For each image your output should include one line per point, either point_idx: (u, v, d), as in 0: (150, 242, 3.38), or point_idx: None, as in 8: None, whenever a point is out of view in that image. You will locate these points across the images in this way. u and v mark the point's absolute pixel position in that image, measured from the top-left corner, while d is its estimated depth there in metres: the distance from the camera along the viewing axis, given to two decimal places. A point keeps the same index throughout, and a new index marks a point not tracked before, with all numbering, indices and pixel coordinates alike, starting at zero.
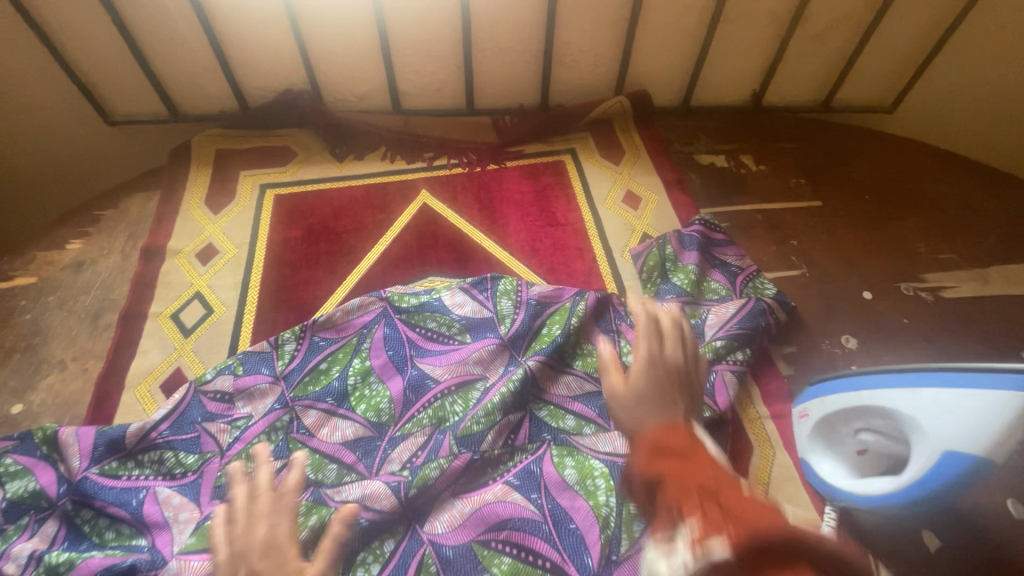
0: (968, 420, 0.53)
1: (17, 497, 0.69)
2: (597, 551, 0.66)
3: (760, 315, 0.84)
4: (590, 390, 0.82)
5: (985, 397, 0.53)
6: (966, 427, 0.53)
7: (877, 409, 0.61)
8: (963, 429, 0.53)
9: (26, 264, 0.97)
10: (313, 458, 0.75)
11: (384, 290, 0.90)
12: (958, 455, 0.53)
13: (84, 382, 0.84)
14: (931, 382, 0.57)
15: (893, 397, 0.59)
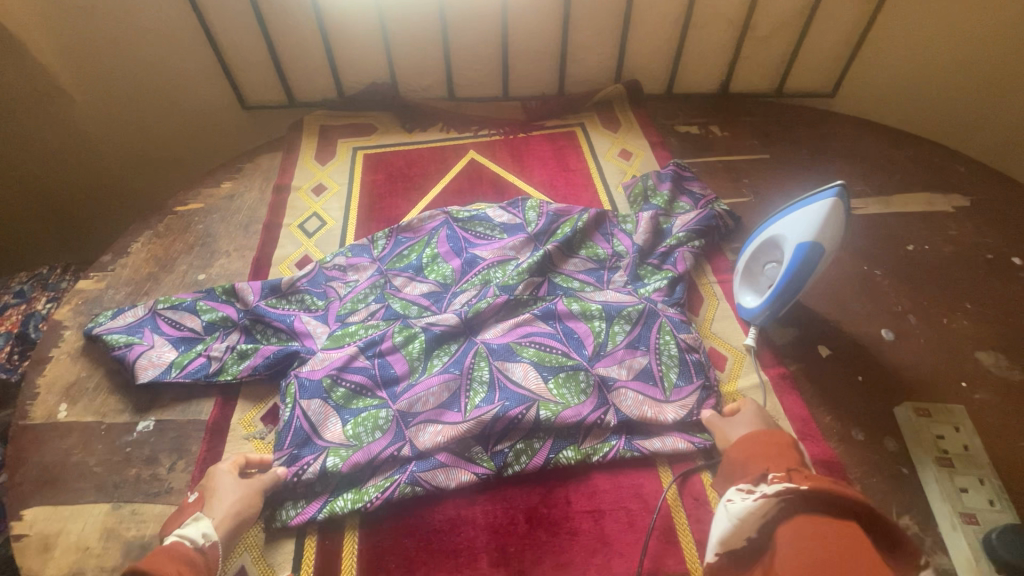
0: (800, 227, 0.89)
1: (214, 320, 1.08)
2: (591, 347, 0.98)
3: (712, 218, 1.18)
4: (590, 266, 1.15)
5: (805, 212, 0.88)
6: (800, 230, 0.88)
7: (765, 242, 0.97)
8: (799, 232, 0.89)
9: (196, 196, 1.38)
10: (402, 303, 1.11)
11: (446, 208, 1.27)
12: (800, 246, 0.88)
13: (243, 263, 1.23)
14: (784, 216, 0.93)
15: (769, 231, 0.95)
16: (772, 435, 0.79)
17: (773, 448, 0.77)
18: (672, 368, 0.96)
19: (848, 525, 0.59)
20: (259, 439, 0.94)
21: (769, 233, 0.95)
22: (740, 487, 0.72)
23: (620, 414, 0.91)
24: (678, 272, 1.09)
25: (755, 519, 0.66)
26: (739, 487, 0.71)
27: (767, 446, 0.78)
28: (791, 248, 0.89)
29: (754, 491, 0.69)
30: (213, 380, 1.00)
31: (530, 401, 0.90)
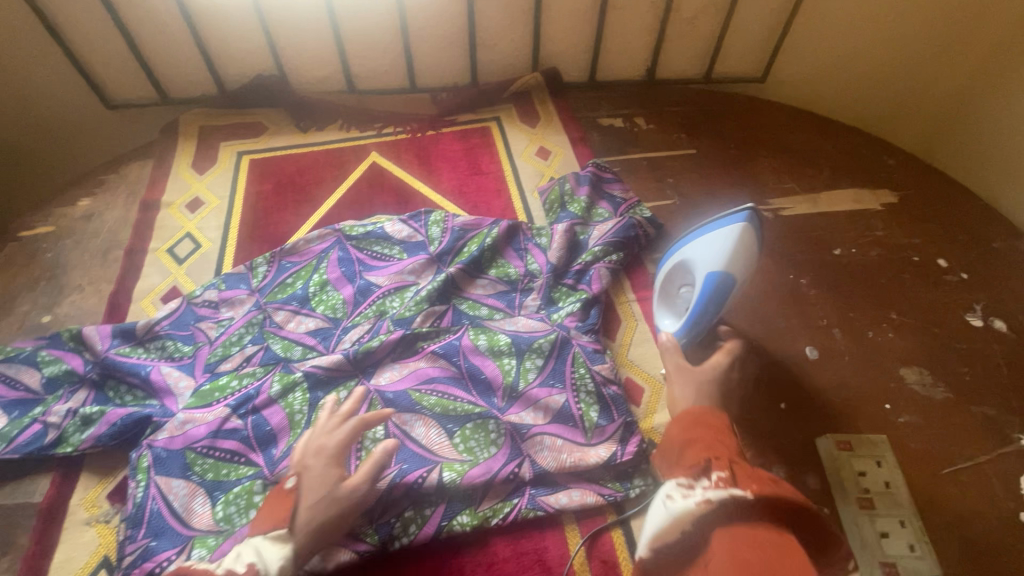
0: (708, 253, 0.86)
1: (56, 375, 0.92)
2: (500, 391, 0.89)
3: (630, 228, 1.08)
4: (499, 289, 1.04)
5: (712, 237, 0.86)
6: (708, 256, 0.86)
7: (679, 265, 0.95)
8: (708, 258, 0.86)
9: (45, 218, 1.18)
10: (283, 343, 0.97)
11: (338, 225, 1.13)
12: (709, 273, 0.86)
13: (99, 299, 1.06)
14: (694, 240, 0.90)
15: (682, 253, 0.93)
16: (696, 414, 0.78)
17: (707, 433, 0.74)
18: (592, 406, 0.86)
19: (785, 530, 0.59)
20: (104, 522, 0.80)
21: (681, 257, 0.92)
22: (677, 482, 0.69)
23: (535, 467, 0.81)
24: (592, 293, 0.99)
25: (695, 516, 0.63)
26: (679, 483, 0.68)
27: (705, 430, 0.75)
28: (700, 276, 0.86)
29: (698, 488, 0.65)
30: (49, 452, 0.84)
31: (431, 463, 0.80)
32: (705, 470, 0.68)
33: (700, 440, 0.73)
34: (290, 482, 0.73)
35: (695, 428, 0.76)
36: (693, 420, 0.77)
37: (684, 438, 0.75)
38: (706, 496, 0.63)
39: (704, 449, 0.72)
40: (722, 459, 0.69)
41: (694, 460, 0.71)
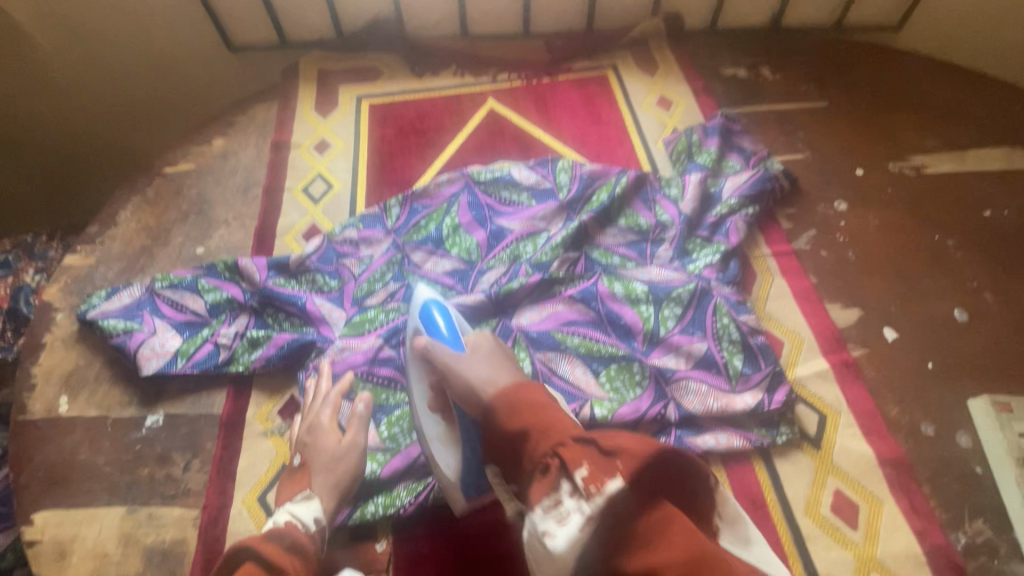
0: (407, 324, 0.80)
1: (219, 302, 0.99)
2: (640, 337, 0.91)
3: (767, 181, 1.06)
4: (630, 239, 1.04)
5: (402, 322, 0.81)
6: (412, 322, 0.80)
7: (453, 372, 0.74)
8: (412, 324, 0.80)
9: (185, 155, 1.23)
10: (424, 282, 1.01)
11: (466, 169, 1.14)
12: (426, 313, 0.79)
13: (245, 233, 1.12)
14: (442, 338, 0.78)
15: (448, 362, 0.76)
16: (528, 391, 0.68)
17: (539, 414, 0.65)
18: (736, 354, 0.87)
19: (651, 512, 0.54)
20: (279, 434, 0.88)
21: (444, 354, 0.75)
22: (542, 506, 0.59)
23: (681, 409, 0.83)
24: (731, 246, 0.99)
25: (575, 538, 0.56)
26: (547, 506, 0.58)
27: (540, 415, 0.65)
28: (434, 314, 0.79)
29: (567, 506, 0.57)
30: (223, 370, 0.92)
31: (581, 399, 0.85)
32: (569, 468, 0.59)
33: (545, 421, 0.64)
34: (297, 459, 0.78)
35: (522, 415, 0.65)
36: (508, 405, 0.67)
37: (523, 426, 0.64)
38: (591, 507, 0.56)
39: (529, 441, 0.63)
40: (581, 450, 0.60)
41: (533, 455, 0.62)
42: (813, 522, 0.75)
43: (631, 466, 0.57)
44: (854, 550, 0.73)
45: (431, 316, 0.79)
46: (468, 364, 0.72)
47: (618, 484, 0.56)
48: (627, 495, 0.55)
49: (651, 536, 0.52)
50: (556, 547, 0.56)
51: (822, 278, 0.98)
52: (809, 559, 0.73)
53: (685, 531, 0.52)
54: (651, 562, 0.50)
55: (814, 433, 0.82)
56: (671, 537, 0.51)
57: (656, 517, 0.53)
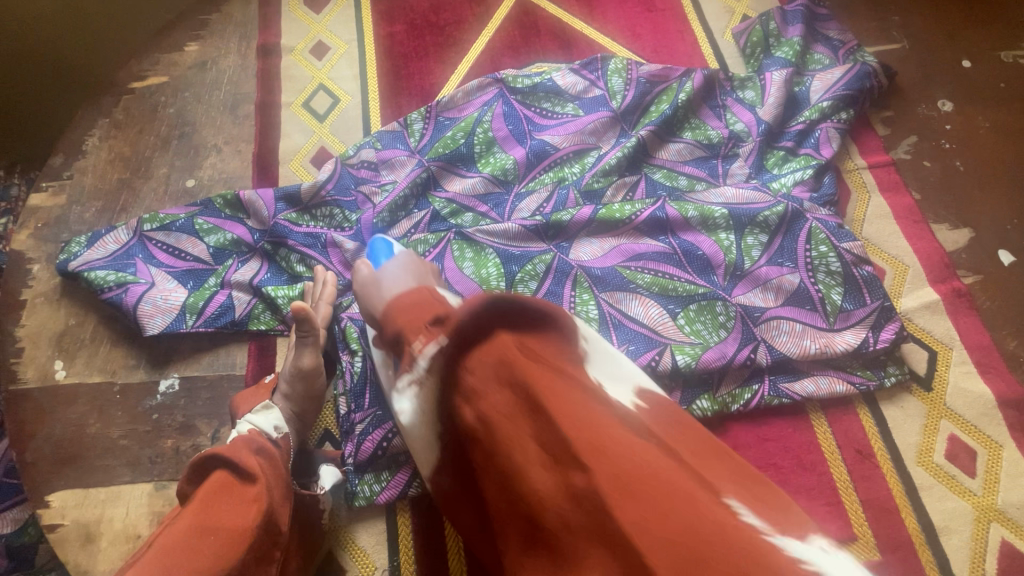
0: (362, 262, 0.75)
1: (223, 245, 0.83)
2: (722, 271, 0.77)
3: (865, 78, 0.88)
4: (699, 155, 0.88)
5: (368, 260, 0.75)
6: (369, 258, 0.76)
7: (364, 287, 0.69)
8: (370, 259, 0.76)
9: (154, 65, 1.01)
10: (451, 207, 0.86)
11: (499, 73, 0.95)
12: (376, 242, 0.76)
13: (241, 161, 0.94)
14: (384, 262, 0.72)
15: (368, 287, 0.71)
16: (418, 292, 0.56)
17: (415, 309, 0.52)
18: (835, 287, 0.75)
19: (490, 347, 0.41)
20: None
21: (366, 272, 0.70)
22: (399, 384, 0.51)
23: (774, 353, 0.72)
24: (823, 159, 0.84)
25: (422, 409, 0.49)
26: (398, 380, 0.51)
27: (422, 311, 0.52)
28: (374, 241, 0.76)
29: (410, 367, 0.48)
30: (242, 327, 0.80)
31: (660, 345, 0.73)
32: (415, 352, 0.48)
33: (406, 319, 0.52)
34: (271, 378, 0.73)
35: (398, 314, 0.53)
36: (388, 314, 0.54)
37: (399, 328, 0.51)
38: (417, 373, 0.47)
39: (403, 338, 0.51)
40: (429, 331, 0.48)
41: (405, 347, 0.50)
42: (926, 471, 0.69)
43: (454, 314, 0.43)
44: (972, 500, 0.67)
45: (377, 254, 0.74)
46: (386, 277, 0.66)
47: (436, 347, 0.45)
48: (445, 349, 0.44)
49: (478, 374, 0.41)
50: (409, 419, 0.51)
51: (926, 194, 0.84)
52: (922, 509, 0.67)
53: (508, 358, 0.40)
54: (473, 406, 0.41)
55: (924, 373, 0.73)
56: (491, 366, 0.41)
57: (481, 354, 0.41)
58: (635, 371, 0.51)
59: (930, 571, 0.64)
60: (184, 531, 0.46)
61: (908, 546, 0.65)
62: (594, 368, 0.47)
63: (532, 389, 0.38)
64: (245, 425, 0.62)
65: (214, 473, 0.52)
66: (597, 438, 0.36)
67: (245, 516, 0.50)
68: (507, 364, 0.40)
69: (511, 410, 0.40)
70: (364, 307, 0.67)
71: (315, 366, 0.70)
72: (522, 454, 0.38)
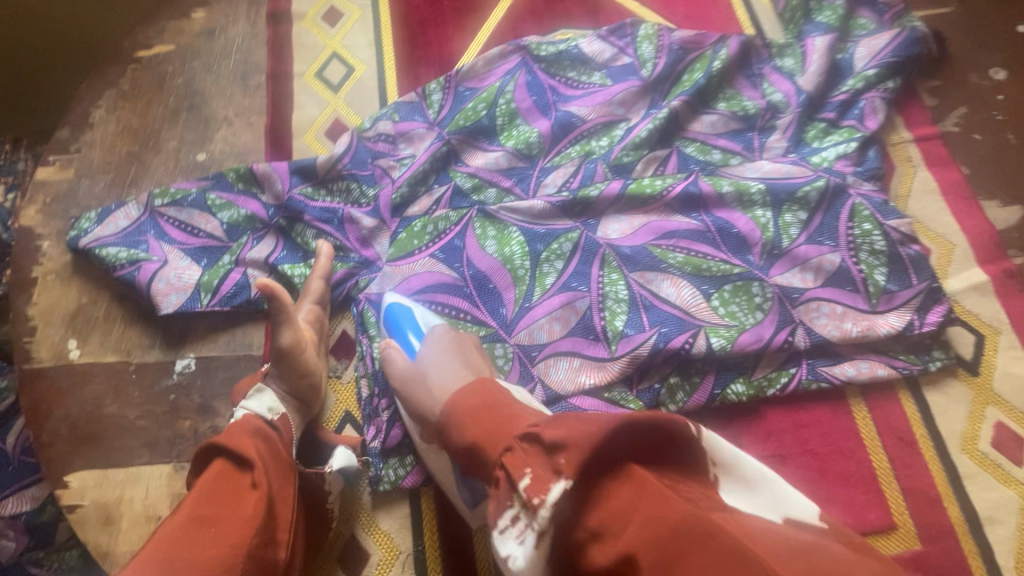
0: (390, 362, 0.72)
1: (236, 221, 0.80)
2: (758, 250, 0.73)
3: (914, 44, 0.83)
4: (734, 127, 0.83)
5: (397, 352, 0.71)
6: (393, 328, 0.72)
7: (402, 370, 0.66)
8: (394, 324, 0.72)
9: (160, 33, 0.97)
10: (473, 181, 0.82)
11: (521, 40, 0.90)
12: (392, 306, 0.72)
13: (253, 133, 0.91)
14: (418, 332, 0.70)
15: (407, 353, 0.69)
16: (479, 389, 0.55)
17: (485, 415, 0.52)
18: (878, 268, 0.71)
19: (619, 490, 0.41)
20: (336, 378, 0.75)
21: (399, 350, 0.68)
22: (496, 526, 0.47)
23: (813, 336, 0.69)
24: (867, 131, 0.79)
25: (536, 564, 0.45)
26: (499, 525, 0.46)
27: (492, 415, 0.52)
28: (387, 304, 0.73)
29: (518, 524, 0.45)
30: (258, 306, 0.78)
31: (693, 327, 0.69)
32: (510, 481, 0.46)
33: (479, 434, 0.50)
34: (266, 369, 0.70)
35: (464, 424, 0.53)
36: (452, 422, 0.54)
37: (476, 441, 0.51)
38: (536, 524, 0.43)
39: (477, 452, 0.51)
40: (523, 452, 0.47)
41: (483, 462, 0.50)
42: (971, 459, 0.66)
43: (573, 447, 0.43)
44: (1018, 489, 0.65)
45: (402, 323, 0.71)
46: (430, 371, 0.64)
47: (562, 488, 0.42)
48: (569, 495, 0.42)
49: (613, 510, 0.41)
50: (521, 568, 0.45)
51: (976, 168, 0.80)
52: (965, 498, 0.65)
53: (658, 496, 0.39)
54: (615, 544, 0.39)
55: (970, 357, 0.70)
56: (637, 513, 0.39)
57: (624, 496, 0.40)
58: (779, 489, 0.47)
59: (973, 562, 0.62)
60: (180, 523, 0.47)
61: (950, 536, 0.63)
62: (727, 493, 0.45)
63: (685, 516, 0.38)
64: (238, 412, 0.60)
65: (215, 464, 0.52)
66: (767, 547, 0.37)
67: (242, 504, 0.50)
68: (648, 485, 0.40)
69: (646, 522, 0.39)
70: (410, 406, 0.65)
71: (295, 342, 0.64)
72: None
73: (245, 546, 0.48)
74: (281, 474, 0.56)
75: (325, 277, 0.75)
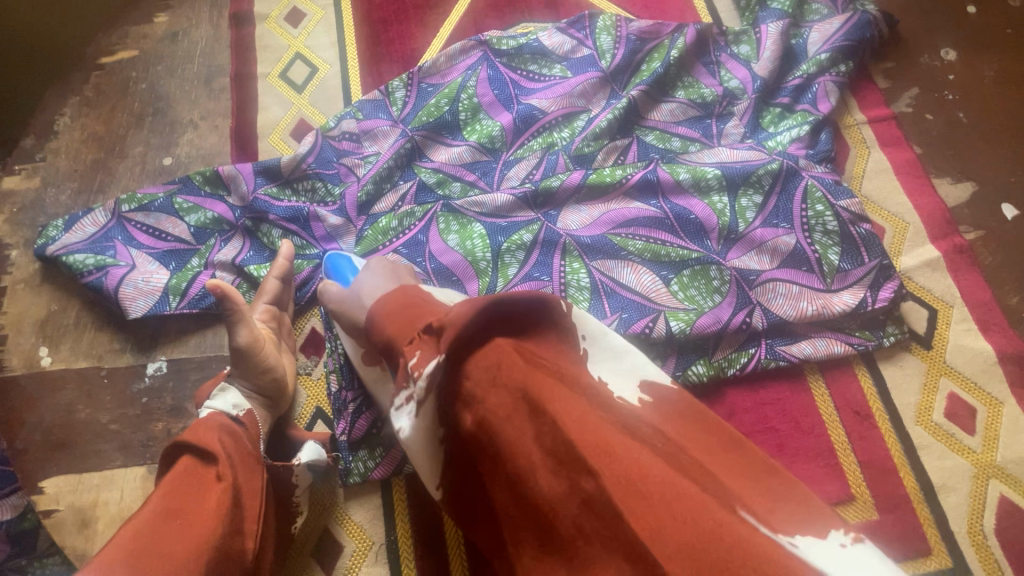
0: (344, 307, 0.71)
1: (204, 224, 0.81)
2: (715, 235, 0.75)
3: (865, 27, 0.85)
4: (692, 115, 0.84)
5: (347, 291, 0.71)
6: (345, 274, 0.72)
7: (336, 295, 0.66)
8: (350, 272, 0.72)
9: (122, 39, 0.97)
10: (437, 176, 0.83)
11: (482, 35, 0.90)
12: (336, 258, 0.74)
13: (219, 136, 0.91)
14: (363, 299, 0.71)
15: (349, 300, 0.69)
16: (397, 296, 0.53)
17: (403, 315, 0.50)
18: (832, 247, 0.73)
19: (501, 349, 0.40)
20: (306, 375, 0.76)
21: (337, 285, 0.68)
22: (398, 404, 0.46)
23: (770, 316, 0.71)
24: (821, 114, 0.81)
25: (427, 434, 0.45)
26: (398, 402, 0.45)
27: (411, 314, 0.50)
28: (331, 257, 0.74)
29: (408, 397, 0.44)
30: None
31: (653, 312, 0.71)
32: (404, 359, 0.44)
33: (398, 327, 0.49)
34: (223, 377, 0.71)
35: (387, 322, 0.51)
36: (389, 315, 0.51)
37: (397, 330, 0.49)
38: (420, 389, 0.42)
39: (393, 344, 0.49)
40: (421, 338, 0.44)
41: (397, 352, 0.49)
42: (925, 431, 0.68)
43: (454, 321, 0.41)
44: (971, 458, 0.67)
45: (341, 270, 0.73)
46: (363, 285, 0.61)
47: (437, 362, 0.41)
48: (446, 362, 0.41)
49: (481, 377, 0.39)
50: (412, 440, 0.46)
51: (928, 148, 0.81)
52: (920, 468, 0.67)
53: (518, 364, 0.39)
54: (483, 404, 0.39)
55: (923, 332, 0.72)
56: (498, 370, 0.39)
57: (492, 354, 0.40)
58: (641, 360, 0.49)
59: (927, 529, 0.64)
60: (149, 517, 0.47)
61: (905, 505, 0.65)
62: (595, 366, 0.47)
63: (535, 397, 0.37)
64: (203, 412, 0.61)
65: (182, 462, 0.53)
66: (593, 435, 0.35)
67: (210, 497, 0.51)
68: (516, 362, 0.39)
69: (502, 388, 0.38)
70: (344, 318, 0.64)
71: (253, 339, 0.64)
72: (527, 454, 0.36)
73: (213, 537, 0.49)
74: (247, 469, 0.57)
75: (282, 276, 0.75)
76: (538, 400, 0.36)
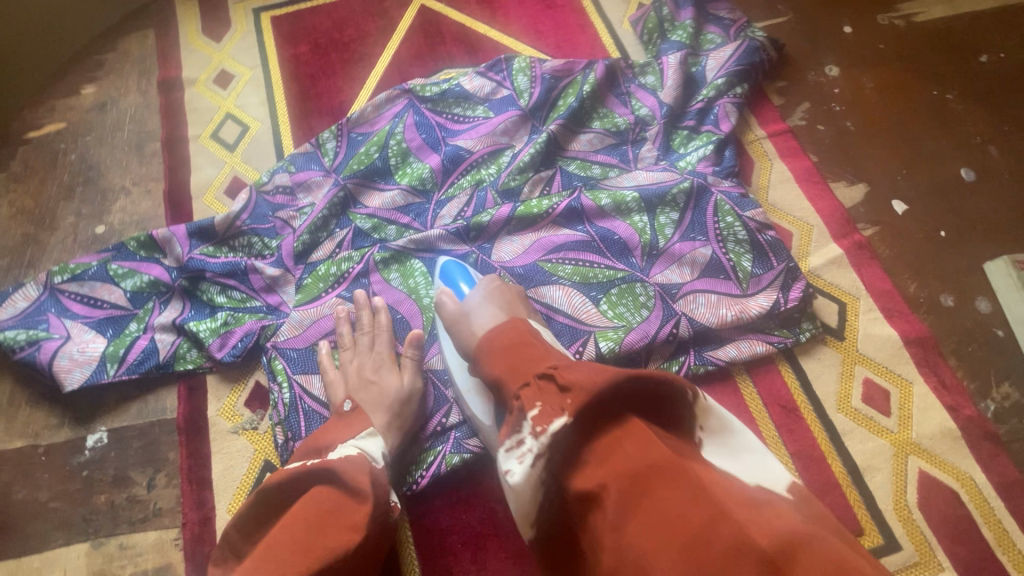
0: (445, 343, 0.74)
1: (140, 288, 0.81)
2: (639, 253, 0.79)
3: (754, 52, 0.93)
4: (608, 143, 0.90)
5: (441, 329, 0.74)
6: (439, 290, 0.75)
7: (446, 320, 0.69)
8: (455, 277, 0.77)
9: (50, 113, 0.98)
10: (372, 221, 0.85)
11: (406, 84, 0.95)
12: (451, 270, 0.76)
13: (152, 200, 0.92)
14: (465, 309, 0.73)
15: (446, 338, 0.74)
16: (511, 330, 0.58)
17: (515, 355, 0.55)
18: (744, 255, 0.78)
19: (633, 428, 0.45)
20: (252, 429, 0.76)
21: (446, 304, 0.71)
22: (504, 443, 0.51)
23: (694, 324, 0.75)
24: (723, 133, 0.88)
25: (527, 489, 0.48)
26: (505, 443, 0.50)
27: (519, 354, 0.55)
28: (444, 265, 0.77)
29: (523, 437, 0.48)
30: (168, 369, 0.78)
31: (584, 333, 0.75)
32: (524, 409, 0.49)
33: (508, 364, 0.54)
34: (347, 404, 0.67)
35: (496, 360, 0.56)
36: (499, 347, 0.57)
37: (504, 371, 0.55)
38: (537, 445, 0.47)
39: (501, 383, 0.55)
40: (538, 386, 0.50)
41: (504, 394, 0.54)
42: (846, 417, 0.73)
43: (587, 386, 0.46)
44: (890, 438, 0.71)
45: (453, 276, 0.76)
46: (474, 309, 0.67)
47: (563, 421, 0.46)
48: (572, 422, 0.46)
49: (606, 458, 0.44)
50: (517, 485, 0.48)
51: (823, 155, 0.89)
52: (845, 453, 0.71)
53: (645, 442, 0.44)
54: (598, 478, 0.43)
55: (835, 324, 0.77)
56: (621, 456, 0.44)
57: (612, 435, 0.45)
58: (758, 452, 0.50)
59: (858, 510, 0.68)
60: (285, 538, 0.49)
61: (836, 490, 0.69)
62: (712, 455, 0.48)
63: (679, 483, 0.41)
64: (352, 449, 0.59)
65: (317, 489, 0.54)
66: (728, 502, 0.40)
67: (343, 531, 0.51)
68: (654, 443, 0.43)
69: (627, 470, 0.43)
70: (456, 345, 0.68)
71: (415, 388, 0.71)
72: (645, 533, 0.40)
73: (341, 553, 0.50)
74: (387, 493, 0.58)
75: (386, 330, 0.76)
76: (689, 479, 0.41)
